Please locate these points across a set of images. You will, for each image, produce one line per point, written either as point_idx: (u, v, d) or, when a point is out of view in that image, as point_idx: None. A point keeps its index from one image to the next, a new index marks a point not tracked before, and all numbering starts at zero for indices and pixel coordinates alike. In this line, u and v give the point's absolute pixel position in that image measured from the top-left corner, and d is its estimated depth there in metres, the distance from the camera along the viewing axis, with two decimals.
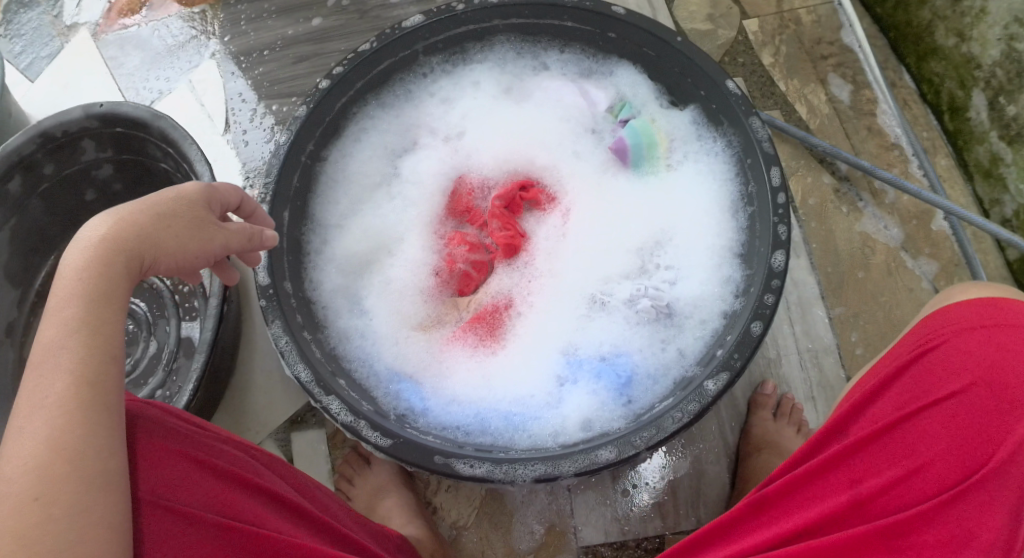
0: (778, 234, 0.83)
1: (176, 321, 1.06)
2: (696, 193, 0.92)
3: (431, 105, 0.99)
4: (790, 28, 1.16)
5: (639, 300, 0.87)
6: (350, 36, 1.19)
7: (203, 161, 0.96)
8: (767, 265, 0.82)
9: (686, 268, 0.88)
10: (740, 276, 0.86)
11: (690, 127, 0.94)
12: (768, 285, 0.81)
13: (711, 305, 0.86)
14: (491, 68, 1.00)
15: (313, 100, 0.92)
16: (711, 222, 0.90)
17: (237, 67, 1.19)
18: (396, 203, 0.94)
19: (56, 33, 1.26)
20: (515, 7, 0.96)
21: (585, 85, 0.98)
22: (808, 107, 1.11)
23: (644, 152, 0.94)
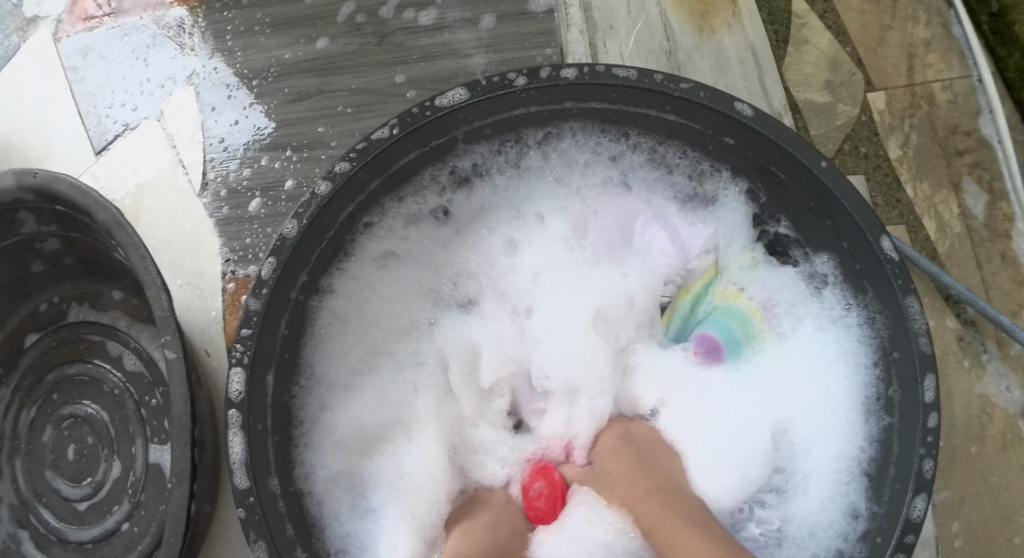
0: (921, 471, 0.67)
1: (143, 441, 0.88)
2: (814, 382, 0.76)
3: (478, 243, 0.81)
4: (921, 109, 0.92)
5: (743, 526, 0.75)
6: (363, 70, 0.90)
7: (159, 287, 0.73)
8: (904, 511, 0.66)
9: (800, 481, 0.75)
10: (865, 510, 0.70)
11: (813, 287, 0.76)
12: (900, 540, 0.66)
13: (827, 538, 0.72)
14: (558, 168, 0.79)
15: (308, 212, 0.69)
16: (833, 424, 0.74)
17: (220, 100, 0.91)
18: (427, 376, 0.80)
19: (14, 26, 0.98)
20: (599, 88, 0.72)
21: (673, 223, 0.81)
22: (937, 223, 0.90)
23: (737, 334, 0.79)
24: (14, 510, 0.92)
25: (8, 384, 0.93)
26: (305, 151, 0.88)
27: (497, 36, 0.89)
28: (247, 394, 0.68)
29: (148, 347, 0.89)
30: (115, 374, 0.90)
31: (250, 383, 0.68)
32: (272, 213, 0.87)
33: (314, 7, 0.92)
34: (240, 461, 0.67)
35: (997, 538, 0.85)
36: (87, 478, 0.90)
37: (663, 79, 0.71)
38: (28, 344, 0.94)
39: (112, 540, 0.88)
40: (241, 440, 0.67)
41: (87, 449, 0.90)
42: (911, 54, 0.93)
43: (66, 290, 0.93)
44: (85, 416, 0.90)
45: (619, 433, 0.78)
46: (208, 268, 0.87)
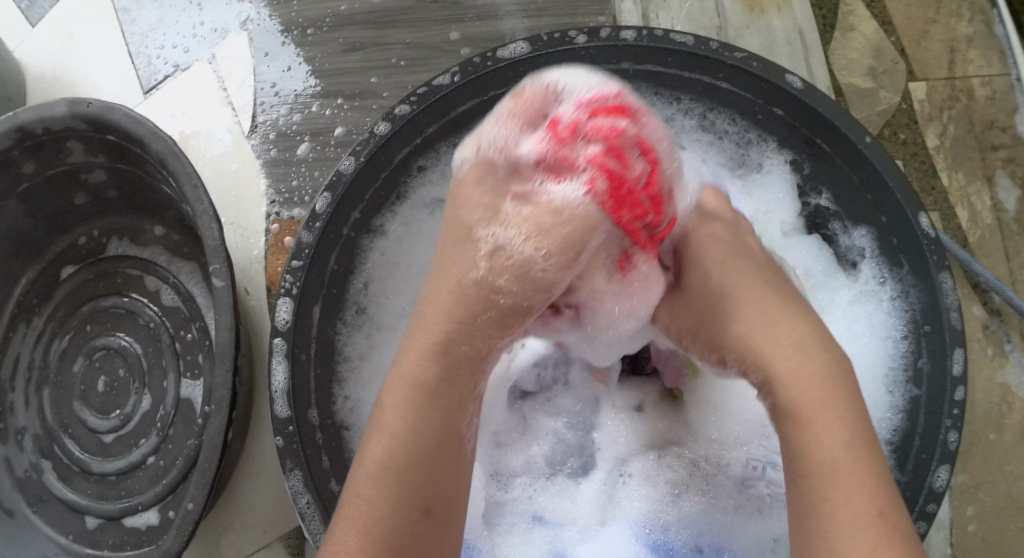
0: (946, 443, 0.70)
1: (175, 375, 0.89)
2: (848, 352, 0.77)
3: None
4: (960, 102, 0.93)
5: (751, 483, 0.74)
6: (418, 25, 0.91)
7: (211, 218, 0.75)
8: (927, 479, 0.70)
9: None
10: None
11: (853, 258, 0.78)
12: (922, 509, 0.69)
13: None
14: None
15: (366, 150, 0.72)
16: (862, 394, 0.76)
17: (273, 48, 0.92)
18: None
19: None
20: (656, 51, 0.74)
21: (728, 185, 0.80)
22: (969, 213, 0.91)
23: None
24: (38, 440, 0.92)
25: (41, 316, 0.94)
26: (357, 100, 0.90)
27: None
28: (293, 323, 0.70)
29: (187, 283, 0.91)
30: (152, 308, 0.92)
31: (297, 312, 0.70)
32: (321, 157, 0.88)
33: None
34: (281, 388, 0.69)
35: (1010, 526, 0.87)
36: (115, 411, 0.90)
37: (719, 48, 0.73)
38: (64, 276, 0.95)
39: (136, 474, 0.89)
40: (284, 369, 0.69)
41: (118, 381, 0.91)
42: (953, 48, 0.94)
43: (105, 224, 0.95)
44: (118, 348, 0.91)
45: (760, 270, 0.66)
46: (252, 207, 0.88)
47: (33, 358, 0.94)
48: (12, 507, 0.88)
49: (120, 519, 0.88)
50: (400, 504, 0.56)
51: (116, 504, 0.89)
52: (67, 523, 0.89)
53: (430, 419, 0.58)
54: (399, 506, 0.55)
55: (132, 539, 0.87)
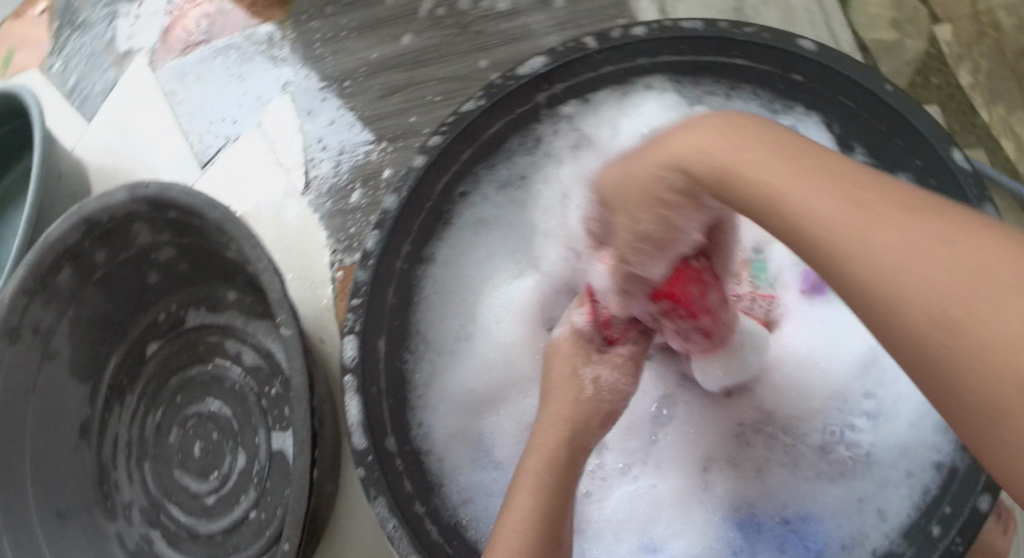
0: None
1: (265, 430, 0.92)
2: None
3: (550, 203, 0.82)
4: (988, 36, 0.92)
5: (831, 449, 0.73)
6: (447, 59, 0.94)
7: (269, 269, 0.81)
8: None
9: (892, 401, 0.73)
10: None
11: None
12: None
13: (919, 454, 0.70)
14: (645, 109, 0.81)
15: (407, 184, 0.74)
16: None
17: (316, 104, 0.96)
18: (495, 299, 0.81)
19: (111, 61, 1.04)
20: (667, 41, 0.75)
21: None
22: (1017, 143, 0.89)
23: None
24: (145, 512, 0.96)
25: (132, 395, 1.00)
26: (399, 141, 0.92)
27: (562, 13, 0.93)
28: (360, 358, 0.72)
29: (263, 342, 0.95)
30: (235, 370, 0.96)
31: (361, 347, 0.72)
32: (372, 201, 0.91)
33: (397, 7, 0.97)
34: (356, 422, 0.70)
35: None
36: (214, 472, 0.94)
37: (729, 26, 0.74)
38: (149, 352, 1.00)
39: (241, 530, 0.92)
40: (357, 403, 0.70)
41: (212, 444, 0.95)
42: None
43: (182, 296, 1.00)
44: (208, 413, 0.95)
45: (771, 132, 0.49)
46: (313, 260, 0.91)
47: (129, 436, 0.99)
48: None
49: None
50: (569, 484, 0.62)
51: None
52: None
53: (563, 455, 0.63)
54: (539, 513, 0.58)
55: None
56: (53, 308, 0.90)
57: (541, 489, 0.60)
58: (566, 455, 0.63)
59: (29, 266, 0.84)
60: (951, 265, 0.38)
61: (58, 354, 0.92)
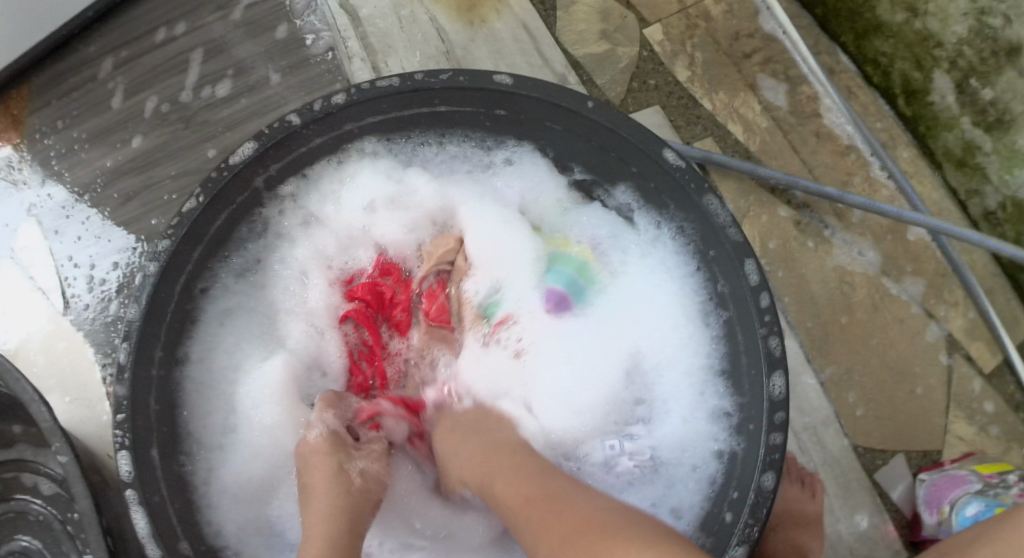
0: (769, 349, 0.70)
1: (79, 554, 0.90)
2: (654, 295, 0.78)
3: (286, 282, 0.81)
4: (699, 27, 0.94)
5: (617, 460, 0.76)
6: (180, 154, 0.92)
7: (36, 398, 0.80)
8: (764, 391, 0.70)
9: (664, 401, 0.76)
10: (732, 406, 0.73)
11: (613, 219, 0.80)
12: (770, 421, 0.69)
13: (701, 446, 0.74)
14: (363, 172, 0.81)
15: (142, 296, 0.74)
16: (682, 334, 0.77)
17: (59, 223, 0.93)
18: (250, 390, 0.78)
19: None
20: (370, 102, 0.76)
21: (495, 186, 0.82)
22: (744, 124, 0.92)
23: (579, 283, 0.80)
24: None
25: None
26: (146, 244, 0.89)
27: (289, 83, 0.92)
28: (137, 472, 0.71)
29: (54, 469, 0.91)
30: (35, 502, 0.92)
31: (137, 461, 0.71)
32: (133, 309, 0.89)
33: (122, 111, 0.95)
34: (145, 534, 0.70)
35: (897, 394, 0.89)
36: None
37: (425, 76, 0.75)
38: None
39: None
40: (143, 515, 0.70)
41: None
42: None
43: None
44: (21, 550, 0.92)
45: (534, 479, 0.67)
46: (84, 382, 0.89)
47: None
48: None
49: None
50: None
51: None
52: None
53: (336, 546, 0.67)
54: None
55: None
56: None
57: None
58: (342, 540, 0.68)
59: None
60: (627, 526, 0.59)
61: None
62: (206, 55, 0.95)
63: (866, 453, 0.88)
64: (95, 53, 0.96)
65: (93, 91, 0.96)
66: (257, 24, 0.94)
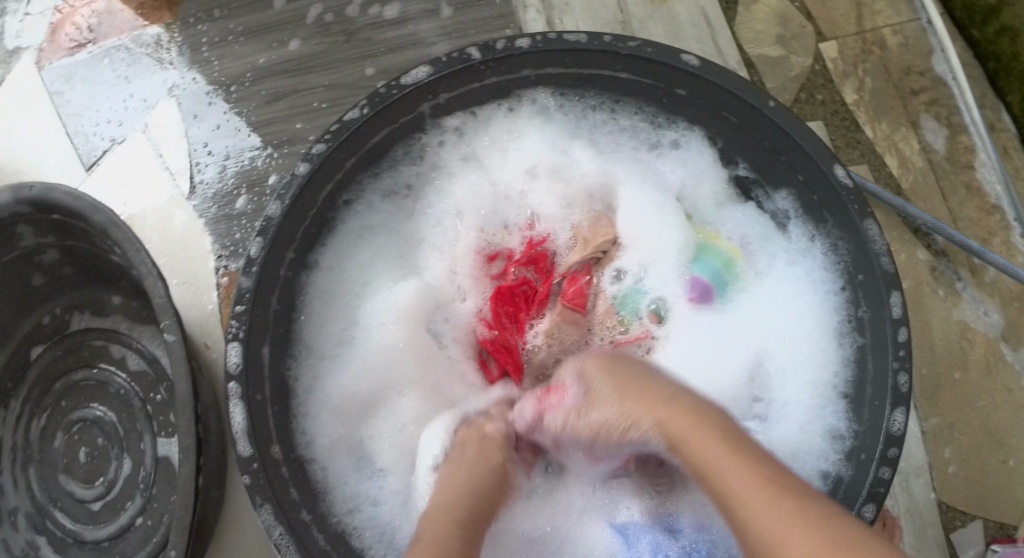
0: (897, 385, 0.69)
1: (151, 436, 0.91)
2: (790, 303, 0.78)
3: (443, 217, 0.83)
4: (874, 54, 0.95)
5: None
6: (334, 66, 0.95)
7: (154, 275, 0.77)
8: (885, 424, 0.69)
9: (781, 407, 0.76)
10: (847, 431, 0.72)
11: (761, 222, 0.79)
12: (883, 455, 0.68)
13: (807, 461, 0.73)
14: (534, 124, 0.82)
15: (289, 193, 0.73)
16: (811, 346, 0.76)
17: (200, 108, 0.95)
18: (377, 308, 0.80)
19: None
20: (554, 54, 0.75)
21: (654, 165, 0.82)
22: (900, 160, 0.93)
23: (723, 277, 0.80)
24: (31, 518, 0.94)
25: (18, 398, 0.97)
26: (285, 147, 0.92)
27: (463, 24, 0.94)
28: (244, 366, 0.71)
29: (149, 347, 0.93)
30: (120, 375, 0.94)
31: (246, 356, 0.71)
32: (258, 207, 0.91)
33: (283, 12, 0.97)
34: (241, 430, 0.69)
35: (990, 461, 0.88)
36: (99, 478, 0.93)
37: (614, 40, 0.74)
38: (34, 356, 0.97)
39: (129, 536, 0.91)
40: (241, 411, 0.70)
41: (97, 450, 0.93)
42: (860, 2, 0.97)
43: (66, 300, 0.97)
44: (95, 419, 0.94)
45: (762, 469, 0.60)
46: (198, 265, 0.90)
47: (14, 441, 0.96)
48: None
49: None
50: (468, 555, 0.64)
51: None
52: None
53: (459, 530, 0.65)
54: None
55: None
56: None
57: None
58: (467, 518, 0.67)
59: None
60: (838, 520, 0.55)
61: None
62: None
63: (948, 511, 0.86)
64: None
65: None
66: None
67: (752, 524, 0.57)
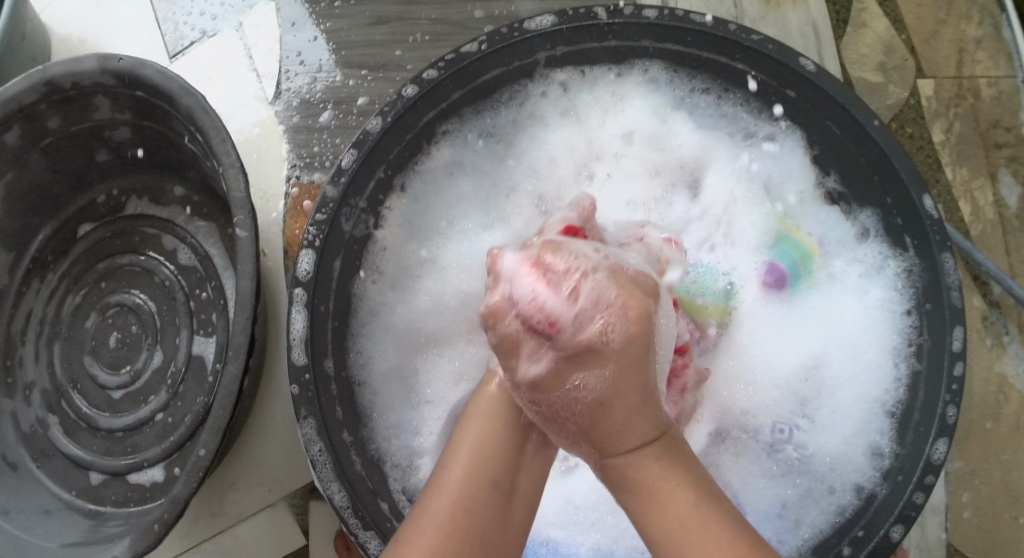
0: (943, 416, 0.68)
1: (188, 332, 0.91)
2: (858, 311, 0.76)
3: (536, 166, 0.82)
4: (967, 100, 0.97)
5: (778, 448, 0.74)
6: (443, 3, 0.95)
7: (238, 169, 0.72)
8: (924, 453, 0.68)
9: (830, 412, 0.74)
10: (887, 450, 0.71)
11: (845, 229, 0.77)
12: (918, 480, 0.67)
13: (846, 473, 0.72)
14: (642, 90, 0.81)
15: (393, 111, 0.73)
16: (870, 356, 0.74)
17: (299, 17, 0.95)
18: (461, 248, 0.80)
19: None
20: (674, 30, 0.75)
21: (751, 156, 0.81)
22: (972, 207, 0.94)
23: (799, 270, 0.78)
24: (46, 396, 0.93)
25: (57, 272, 0.96)
26: (380, 73, 0.93)
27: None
28: (314, 275, 0.69)
29: (205, 243, 0.93)
30: (168, 267, 0.94)
31: (318, 265, 0.70)
32: (342, 126, 0.92)
33: None
34: (300, 336, 0.68)
35: (1004, 513, 0.86)
36: (126, 367, 0.91)
37: (737, 29, 0.74)
38: (82, 233, 0.97)
39: (145, 430, 0.90)
40: (303, 317, 0.69)
41: (130, 337, 0.92)
42: (962, 48, 0.98)
43: (124, 183, 0.97)
44: (132, 306, 0.93)
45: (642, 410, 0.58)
46: (273, 173, 0.91)
47: (44, 314, 0.95)
48: (16, 460, 0.88)
49: (125, 474, 0.89)
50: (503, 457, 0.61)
51: (122, 460, 0.89)
52: (71, 478, 0.89)
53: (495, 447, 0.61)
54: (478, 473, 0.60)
55: (136, 494, 0.88)
56: None
57: (487, 456, 0.61)
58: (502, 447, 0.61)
59: None
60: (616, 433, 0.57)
61: None
62: None
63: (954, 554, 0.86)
64: None
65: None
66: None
67: (628, 472, 0.57)
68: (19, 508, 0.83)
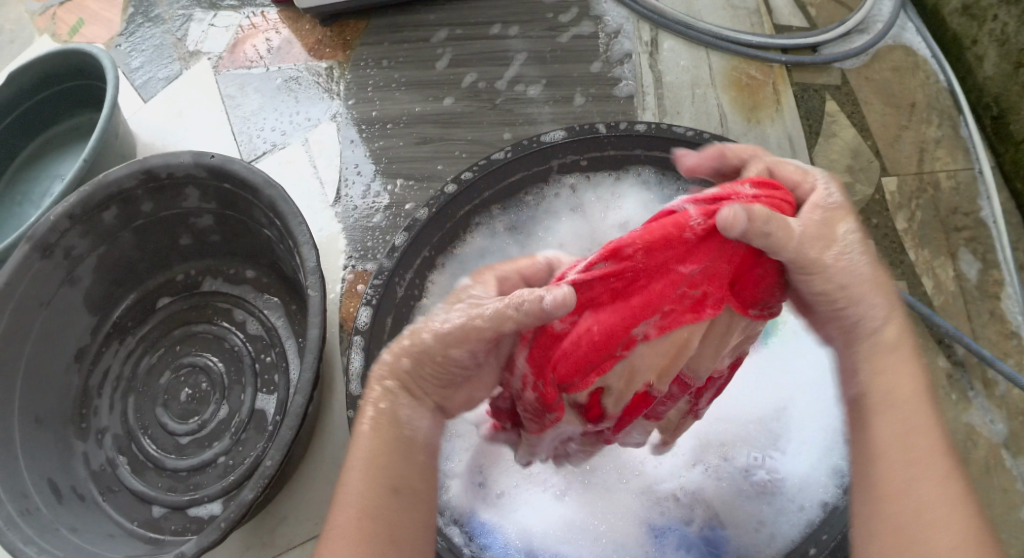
0: None
1: (252, 391, 1.05)
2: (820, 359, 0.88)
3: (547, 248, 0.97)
4: (928, 192, 1.12)
5: (755, 471, 0.84)
6: (476, 126, 1.15)
7: (310, 244, 0.88)
8: None
9: (798, 441, 0.85)
10: (847, 470, 0.81)
11: None
12: None
13: (814, 490, 0.82)
14: (636, 191, 0.97)
15: (437, 204, 0.89)
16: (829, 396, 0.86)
17: (357, 136, 1.16)
18: None
19: (178, 56, 1.25)
20: (663, 139, 0.92)
21: None
22: (935, 282, 1.07)
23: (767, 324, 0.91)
24: (117, 439, 1.05)
25: (136, 335, 1.11)
26: (426, 182, 1.11)
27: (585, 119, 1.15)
28: (371, 325, 0.84)
29: (271, 317, 1.09)
30: (237, 335, 1.09)
31: (374, 317, 0.84)
32: (391, 224, 1.08)
33: (444, 74, 1.20)
34: (357, 371, 0.81)
35: None
36: (193, 417, 1.04)
37: (711, 137, 0.90)
38: (160, 304, 1.13)
39: (207, 470, 1.02)
40: (360, 359, 0.82)
41: (199, 393, 1.06)
42: (923, 148, 1.14)
43: (201, 264, 1.13)
44: (203, 366, 1.07)
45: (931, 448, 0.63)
46: (334, 262, 1.07)
47: (121, 371, 1.09)
48: (84, 492, 1.00)
49: (186, 508, 1.00)
50: (393, 483, 0.65)
51: (184, 496, 1.01)
52: (134, 511, 1.01)
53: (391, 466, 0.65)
54: (388, 481, 0.64)
55: (194, 526, 0.99)
56: (90, 240, 1.02)
57: (389, 472, 0.65)
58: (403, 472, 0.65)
59: (84, 194, 0.98)
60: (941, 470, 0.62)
61: (79, 280, 1.04)
62: (528, 60, 1.20)
63: None
64: (434, 23, 1.24)
65: (422, 49, 1.22)
66: (579, 53, 1.20)
67: (887, 454, 0.63)
68: (84, 527, 0.96)
